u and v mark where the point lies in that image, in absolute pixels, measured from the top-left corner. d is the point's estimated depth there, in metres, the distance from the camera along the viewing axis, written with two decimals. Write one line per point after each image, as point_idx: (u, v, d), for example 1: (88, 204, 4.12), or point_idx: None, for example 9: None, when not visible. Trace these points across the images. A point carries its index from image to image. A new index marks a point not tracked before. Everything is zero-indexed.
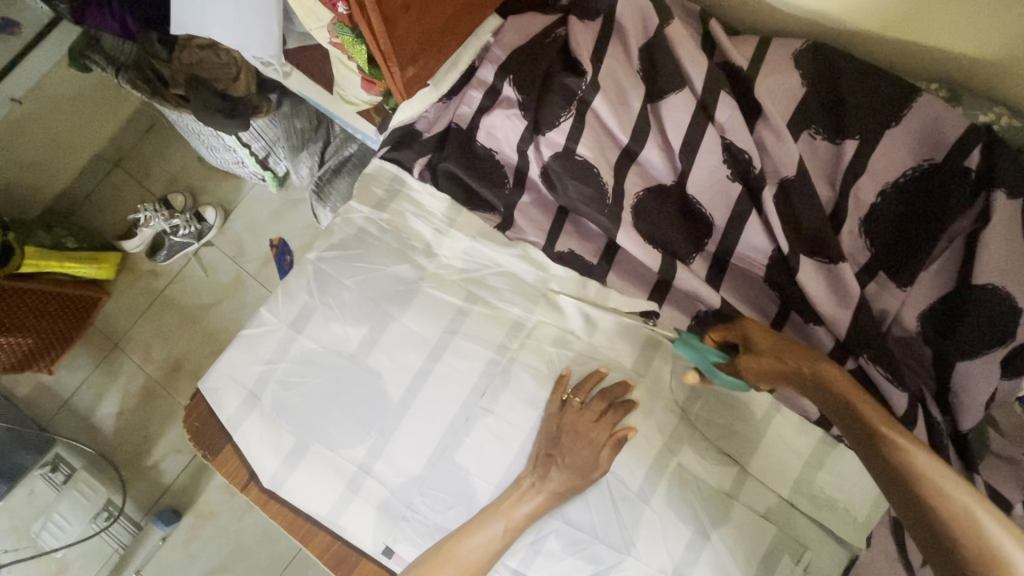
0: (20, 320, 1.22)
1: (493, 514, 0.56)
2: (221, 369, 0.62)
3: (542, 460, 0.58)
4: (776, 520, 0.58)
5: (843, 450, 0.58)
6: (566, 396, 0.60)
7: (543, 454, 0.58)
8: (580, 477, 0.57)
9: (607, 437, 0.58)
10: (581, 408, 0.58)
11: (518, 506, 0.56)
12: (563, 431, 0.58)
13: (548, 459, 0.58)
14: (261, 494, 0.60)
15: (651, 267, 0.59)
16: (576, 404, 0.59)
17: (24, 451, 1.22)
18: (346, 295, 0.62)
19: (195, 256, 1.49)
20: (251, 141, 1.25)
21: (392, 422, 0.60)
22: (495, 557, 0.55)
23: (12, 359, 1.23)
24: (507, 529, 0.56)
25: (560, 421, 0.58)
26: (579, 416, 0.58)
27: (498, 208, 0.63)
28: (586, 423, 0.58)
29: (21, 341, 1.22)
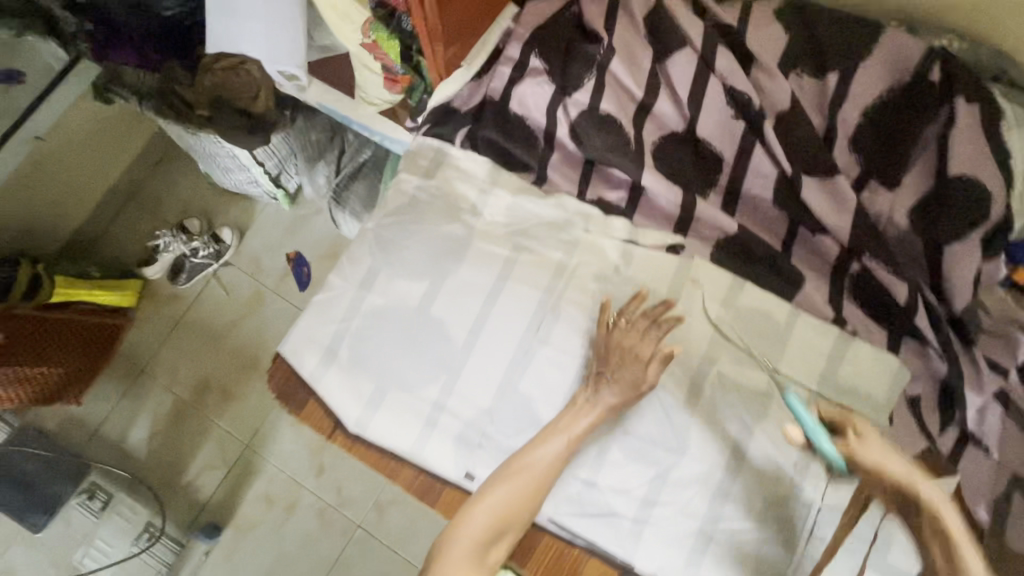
0: (49, 349, 1.26)
1: (558, 429, 0.63)
2: (298, 332, 0.68)
3: (594, 377, 0.64)
4: (810, 412, 0.66)
5: (859, 344, 0.66)
6: (611, 319, 0.67)
7: (595, 372, 0.65)
8: (632, 390, 0.64)
9: (653, 352, 0.65)
10: (629, 328, 0.66)
11: (580, 419, 0.63)
12: (610, 349, 0.65)
13: (599, 376, 0.64)
14: (346, 438, 0.66)
15: (673, 201, 0.69)
16: (621, 323, 0.66)
17: (60, 480, 1.28)
18: (406, 255, 0.69)
19: (214, 276, 1.54)
20: (266, 160, 1.30)
21: (459, 362, 0.67)
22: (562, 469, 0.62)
23: (41, 392, 1.26)
24: (569, 443, 0.62)
25: (607, 340, 0.65)
26: (626, 333, 0.65)
27: (532, 167, 0.71)
28: (637, 339, 0.65)
29: (51, 371, 1.26)
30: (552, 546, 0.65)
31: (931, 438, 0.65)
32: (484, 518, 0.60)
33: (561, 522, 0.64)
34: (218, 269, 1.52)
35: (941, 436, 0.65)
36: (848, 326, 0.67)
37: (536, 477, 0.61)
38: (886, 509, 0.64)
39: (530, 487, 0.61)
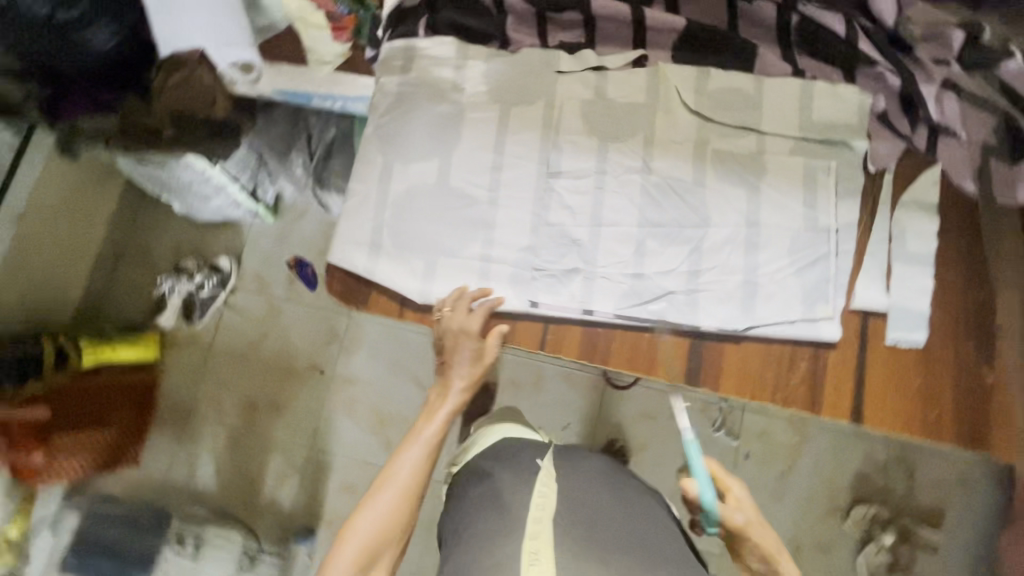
0: (85, 416, 1.32)
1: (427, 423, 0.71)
2: (339, 241, 0.74)
3: (444, 364, 0.73)
4: (802, 153, 0.74)
5: (818, 85, 0.75)
6: (443, 306, 0.71)
7: (443, 361, 0.73)
8: (479, 364, 0.72)
9: (479, 342, 0.71)
10: (456, 309, 0.70)
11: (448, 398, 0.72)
12: (447, 333, 0.71)
13: (446, 364, 0.73)
14: (416, 313, 0.73)
15: (622, 21, 0.77)
16: (451, 309, 0.70)
17: (151, 535, 1.37)
18: (412, 142, 0.75)
19: (224, 306, 1.57)
20: (238, 173, 1.33)
21: (490, 215, 0.74)
22: (404, 509, 0.66)
23: (91, 457, 1.33)
24: (402, 489, 0.67)
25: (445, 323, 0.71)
26: (451, 318, 0.70)
27: (495, 34, 0.79)
28: (462, 319, 0.70)
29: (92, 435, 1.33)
30: (626, 337, 0.71)
31: (910, 139, 0.73)
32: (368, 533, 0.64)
33: (628, 313, 0.70)
34: (227, 297, 1.55)
35: (914, 136, 0.73)
36: (806, 75, 0.76)
37: (385, 508, 0.66)
38: (891, 210, 0.72)
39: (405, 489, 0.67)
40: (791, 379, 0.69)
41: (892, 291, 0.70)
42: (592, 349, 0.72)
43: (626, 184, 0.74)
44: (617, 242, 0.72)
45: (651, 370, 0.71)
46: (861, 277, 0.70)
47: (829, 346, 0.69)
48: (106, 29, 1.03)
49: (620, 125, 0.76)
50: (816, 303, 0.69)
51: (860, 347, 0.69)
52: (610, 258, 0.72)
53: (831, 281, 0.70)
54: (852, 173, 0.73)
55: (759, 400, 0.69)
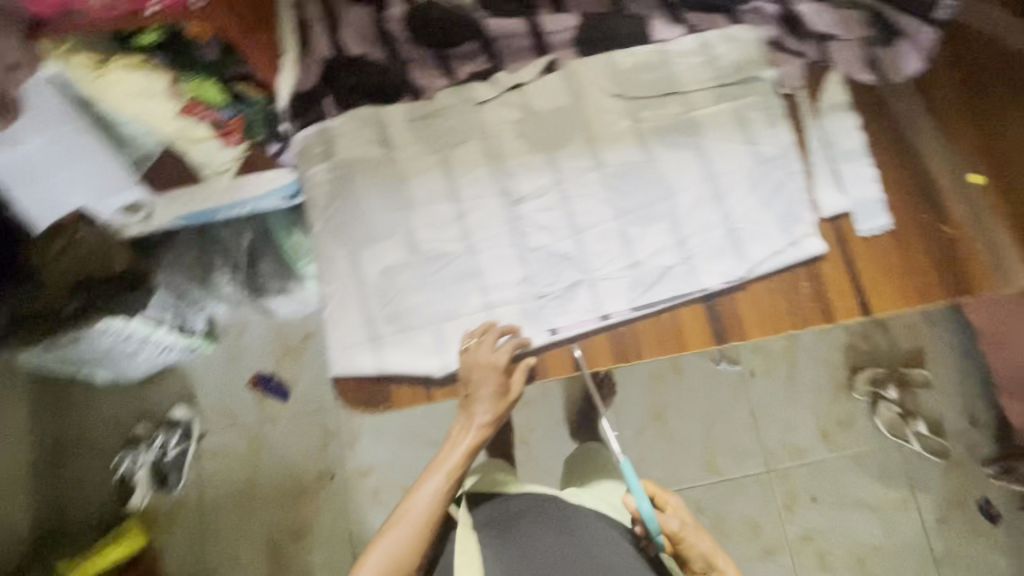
0: None
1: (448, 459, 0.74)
2: (337, 351, 0.69)
3: (466, 399, 0.71)
4: (726, 98, 0.78)
5: (710, 35, 0.80)
6: (467, 342, 0.68)
7: (465, 393, 0.70)
8: (501, 402, 0.70)
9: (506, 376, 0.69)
10: (483, 342, 0.67)
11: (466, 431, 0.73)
12: (468, 365, 0.67)
13: (470, 396, 0.70)
14: (443, 388, 0.69)
15: (520, 33, 0.77)
16: (477, 343, 0.67)
17: None
18: (368, 223, 0.72)
19: (199, 455, 1.44)
20: (161, 316, 1.21)
21: (474, 264, 0.72)
22: (420, 538, 0.72)
23: None
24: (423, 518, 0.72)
25: (466, 357, 0.67)
26: (478, 351, 0.67)
27: (404, 87, 0.76)
28: (490, 355, 0.67)
29: None
30: (648, 325, 0.72)
31: (807, 54, 0.80)
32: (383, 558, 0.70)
33: (642, 303, 0.71)
34: (198, 445, 1.43)
35: (808, 49, 0.80)
36: (698, 27, 0.81)
37: (399, 532, 0.71)
38: (816, 120, 0.78)
39: (422, 521, 0.71)
40: (801, 301, 0.73)
41: (848, 190, 0.76)
42: (623, 349, 0.72)
43: (587, 185, 0.75)
44: (602, 241, 0.73)
45: (683, 346, 0.71)
46: (819, 188, 0.76)
47: (818, 258, 0.74)
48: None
49: (558, 131, 0.77)
50: (793, 226, 0.74)
51: (843, 248, 0.74)
52: (604, 258, 0.73)
53: (796, 202, 0.75)
54: (772, 101, 0.78)
55: (785, 331, 0.72)
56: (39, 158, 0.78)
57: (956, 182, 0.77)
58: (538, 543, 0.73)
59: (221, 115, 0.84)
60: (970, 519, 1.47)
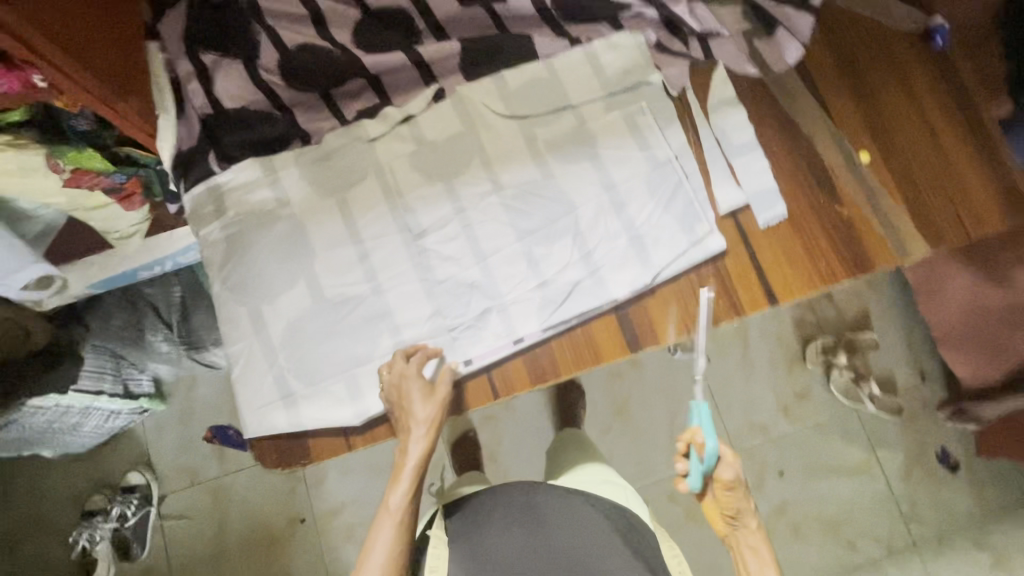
0: None
1: (400, 481, 0.68)
2: (247, 413, 0.68)
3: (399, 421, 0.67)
4: (616, 107, 0.79)
5: (596, 44, 0.80)
6: (391, 363, 0.68)
7: (396, 417, 0.68)
8: (437, 404, 0.67)
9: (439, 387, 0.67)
10: (393, 368, 0.67)
11: (409, 449, 0.67)
12: (394, 385, 0.66)
13: (402, 418, 0.67)
14: (363, 435, 0.69)
15: (403, 66, 0.76)
16: (401, 363, 0.67)
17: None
18: (266, 277, 0.70)
19: (162, 519, 1.40)
20: (99, 381, 1.15)
21: (382, 303, 0.71)
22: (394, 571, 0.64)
23: None
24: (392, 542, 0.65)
25: (390, 377, 0.67)
26: (401, 369, 0.66)
27: (291, 133, 0.74)
28: (406, 371, 0.66)
29: None
30: (563, 343, 0.72)
31: (692, 55, 0.81)
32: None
33: (553, 322, 0.71)
34: (160, 508, 1.39)
35: (692, 50, 0.81)
36: (583, 39, 0.81)
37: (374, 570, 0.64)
38: (707, 119, 0.79)
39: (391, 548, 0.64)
40: (709, 298, 0.74)
41: (743, 183, 0.77)
42: (540, 370, 0.72)
43: (488, 210, 0.75)
44: (508, 264, 0.73)
45: (598, 359, 0.72)
46: (715, 185, 0.77)
47: (721, 254, 0.75)
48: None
49: (454, 160, 0.76)
50: (694, 225, 0.75)
51: (744, 242, 0.76)
52: (512, 281, 0.72)
53: (695, 201, 0.76)
54: (662, 105, 0.79)
55: (695, 330, 0.74)
56: None
57: (846, 162, 0.79)
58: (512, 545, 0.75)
59: (113, 179, 0.82)
60: (931, 471, 1.51)
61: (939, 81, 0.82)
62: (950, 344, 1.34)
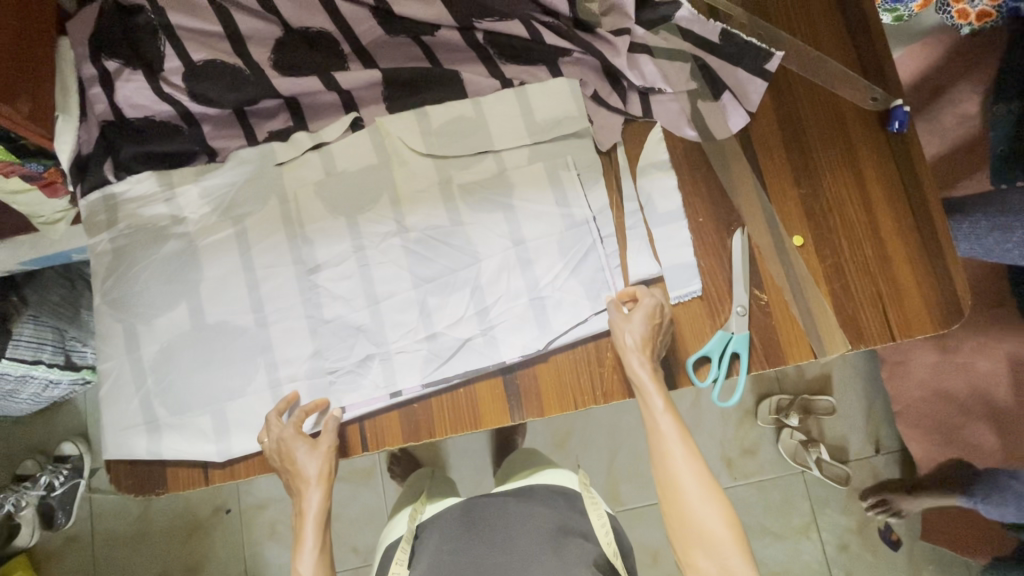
0: None
1: (308, 538, 0.65)
2: (112, 431, 0.67)
3: (291, 479, 0.66)
4: (540, 157, 0.75)
5: (528, 87, 0.76)
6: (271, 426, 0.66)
7: (286, 474, 0.66)
8: (333, 454, 0.67)
9: (331, 437, 0.66)
10: (268, 429, 0.65)
11: (307, 505, 0.66)
12: (281, 442, 0.65)
13: (287, 472, 0.66)
14: (222, 471, 0.68)
15: (321, 90, 0.73)
16: (277, 425, 0.65)
17: None
18: (148, 296, 0.70)
19: (92, 490, 1.40)
20: (39, 352, 1.09)
21: (264, 337, 0.69)
22: None
23: None
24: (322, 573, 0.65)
25: (277, 436, 0.65)
26: (282, 430, 0.65)
27: (196, 148, 0.72)
28: (280, 432, 0.65)
29: None
30: (443, 401, 0.70)
31: (627, 111, 0.77)
32: None
33: (434, 378, 0.69)
34: (90, 480, 1.38)
35: (629, 105, 0.77)
36: (516, 81, 0.76)
37: None
38: (634, 181, 0.76)
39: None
40: (604, 373, 0.71)
41: (660, 255, 0.73)
42: (415, 426, 0.70)
43: (387, 250, 0.72)
44: (400, 312, 0.70)
45: (478, 423, 0.70)
46: (629, 253, 0.74)
47: None
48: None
49: (360, 194, 0.73)
50: (601, 294, 0.71)
51: None
52: (399, 331, 0.70)
53: (605, 269, 0.72)
54: (587, 159, 0.75)
55: (584, 405, 0.71)
56: None
57: (776, 245, 0.74)
58: (487, 556, 0.75)
59: (32, 168, 0.79)
60: (874, 551, 1.33)
61: (891, 169, 0.76)
62: (908, 419, 1.17)
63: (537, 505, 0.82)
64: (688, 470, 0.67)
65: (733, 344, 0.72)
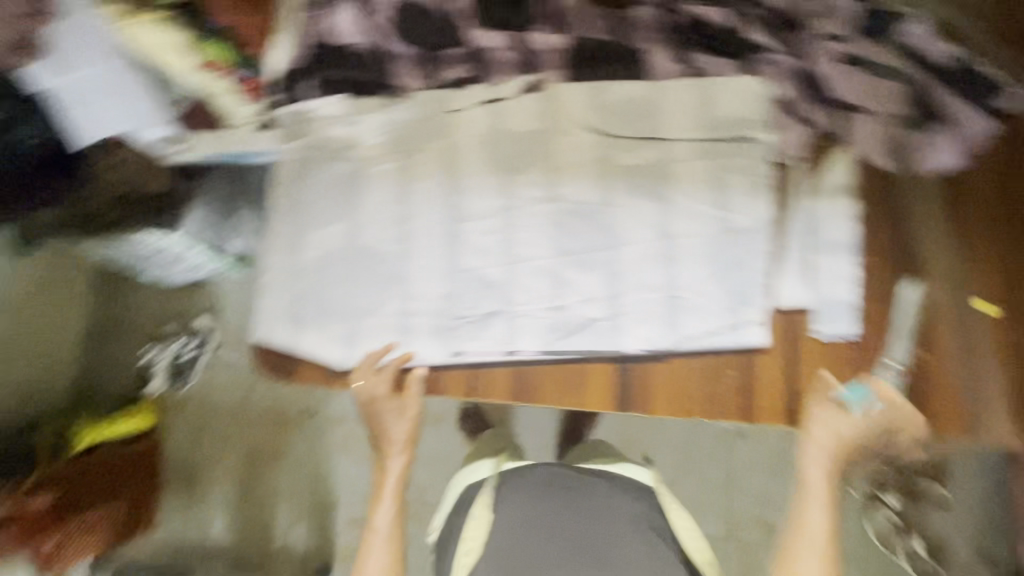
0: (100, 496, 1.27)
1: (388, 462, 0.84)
2: (263, 317, 0.75)
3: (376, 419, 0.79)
4: (709, 153, 0.72)
5: (714, 79, 0.72)
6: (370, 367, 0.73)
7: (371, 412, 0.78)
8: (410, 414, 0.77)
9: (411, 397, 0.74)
10: (366, 376, 0.73)
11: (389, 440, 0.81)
12: (368, 393, 0.74)
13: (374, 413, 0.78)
14: (343, 377, 0.74)
15: (506, 48, 0.77)
16: (373, 371, 0.73)
17: None
18: (316, 207, 0.76)
19: (212, 364, 1.58)
20: (198, 234, 1.26)
21: (403, 269, 0.73)
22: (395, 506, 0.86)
23: (115, 533, 1.31)
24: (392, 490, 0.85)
25: (362, 386, 0.74)
26: (370, 379, 0.73)
27: (384, 82, 0.77)
28: (371, 381, 0.73)
29: (116, 512, 1.30)
30: (553, 373, 0.70)
31: (815, 123, 0.71)
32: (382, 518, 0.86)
33: (551, 348, 0.70)
34: (212, 354, 1.56)
35: (819, 117, 0.71)
36: (703, 71, 0.73)
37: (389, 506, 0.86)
38: (806, 200, 0.70)
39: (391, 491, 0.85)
40: (722, 390, 0.68)
41: (816, 285, 0.68)
42: (522, 389, 0.71)
43: (533, 216, 0.73)
44: (533, 277, 0.71)
45: (582, 403, 0.70)
46: (781, 275, 0.69)
47: (758, 349, 0.68)
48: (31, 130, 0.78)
49: (520, 155, 0.74)
50: (741, 309, 0.68)
51: (789, 343, 0.68)
52: (528, 294, 0.71)
53: (751, 283, 0.68)
54: (761, 167, 0.71)
55: (696, 415, 0.68)
56: (86, 81, 0.75)
57: (944, 307, 0.68)
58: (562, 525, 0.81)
59: None
60: None
61: None
62: None
63: (621, 495, 0.84)
64: (814, 474, 0.71)
65: (870, 400, 0.66)
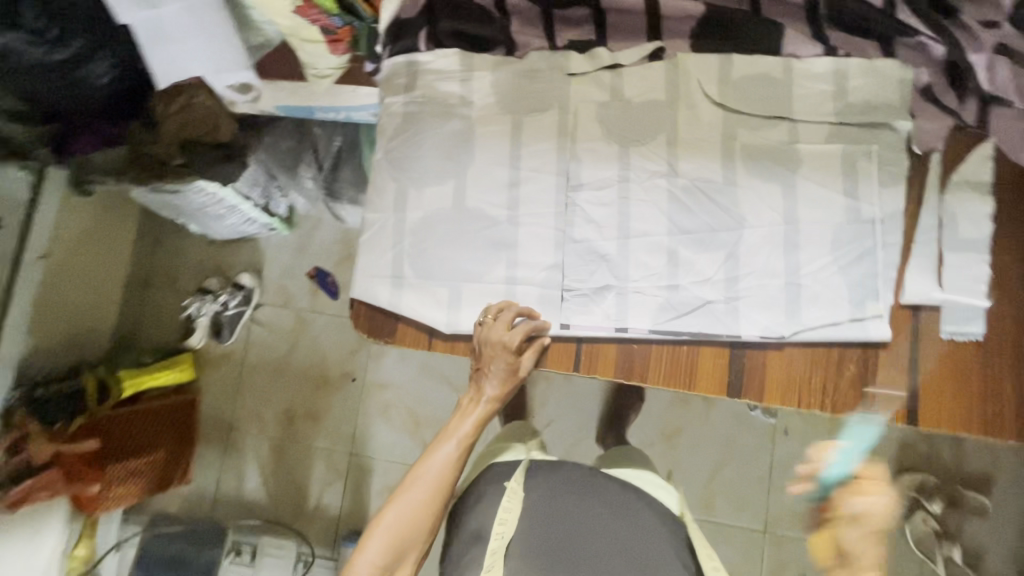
0: (140, 442, 1.28)
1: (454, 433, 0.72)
2: (362, 274, 0.73)
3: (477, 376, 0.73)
4: (840, 137, 0.69)
5: (853, 61, 0.69)
6: (490, 317, 0.68)
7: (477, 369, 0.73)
8: (511, 379, 0.71)
9: (530, 356, 0.70)
10: (495, 322, 0.67)
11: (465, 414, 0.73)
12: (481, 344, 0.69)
13: (479, 372, 0.73)
14: (445, 342, 0.73)
15: (634, 11, 0.71)
16: (493, 320, 0.68)
17: None
18: (422, 165, 0.73)
19: (253, 321, 1.53)
20: (249, 192, 1.20)
21: (512, 235, 0.71)
22: (444, 488, 0.70)
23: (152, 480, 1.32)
24: (441, 474, 0.70)
25: (478, 333, 0.69)
26: (492, 329, 0.67)
27: (500, 40, 0.74)
28: (501, 333, 0.67)
29: (153, 459, 1.30)
30: (663, 352, 0.69)
31: (958, 116, 0.68)
32: (410, 502, 0.68)
33: (664, 328, 0.68)
34: (253, 312, 1.51)
35: (963, 109, 0.67)
36: (839, 52, 0.70)
37: (433, 482, 0.69)
38: (939, 193, 0.67)
39: (446, 465, 0.70)
40: (839, 382, 0.67)
41: (945, 282, 0.66)
42: (629, 365, 0.70)
43: (652, 188, 0.70)
44: (648, 252, 0.69)
45: (692, 385, 0.69)
46: (909, 269, 0.67)
47: (878, 345, 0.66)
48: (106, 62, 0.85)
49: (641, 125, 0.71)
50: (865, 303, 0.66)
51: (912, 341, 0.66)
52: (642, 271, 0.69)
53: (877, 276, 0.66)
54: (895, 155, 0.68)
55: (807, 407, 0.68)
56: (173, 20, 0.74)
57: None
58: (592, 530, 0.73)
59: (332, 22, 0.73)
60: None
61: None
62: None
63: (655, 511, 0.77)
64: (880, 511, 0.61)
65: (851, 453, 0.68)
